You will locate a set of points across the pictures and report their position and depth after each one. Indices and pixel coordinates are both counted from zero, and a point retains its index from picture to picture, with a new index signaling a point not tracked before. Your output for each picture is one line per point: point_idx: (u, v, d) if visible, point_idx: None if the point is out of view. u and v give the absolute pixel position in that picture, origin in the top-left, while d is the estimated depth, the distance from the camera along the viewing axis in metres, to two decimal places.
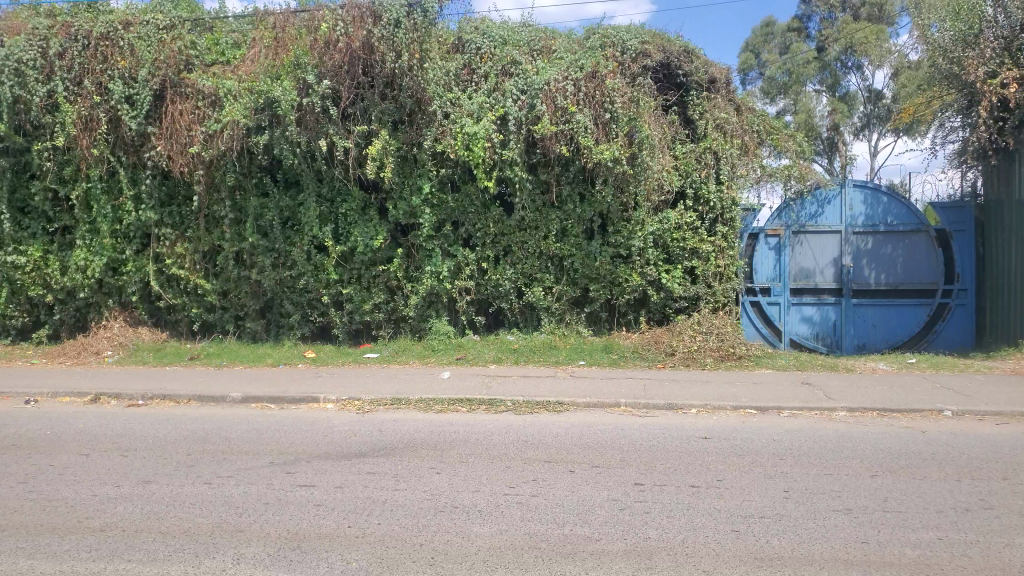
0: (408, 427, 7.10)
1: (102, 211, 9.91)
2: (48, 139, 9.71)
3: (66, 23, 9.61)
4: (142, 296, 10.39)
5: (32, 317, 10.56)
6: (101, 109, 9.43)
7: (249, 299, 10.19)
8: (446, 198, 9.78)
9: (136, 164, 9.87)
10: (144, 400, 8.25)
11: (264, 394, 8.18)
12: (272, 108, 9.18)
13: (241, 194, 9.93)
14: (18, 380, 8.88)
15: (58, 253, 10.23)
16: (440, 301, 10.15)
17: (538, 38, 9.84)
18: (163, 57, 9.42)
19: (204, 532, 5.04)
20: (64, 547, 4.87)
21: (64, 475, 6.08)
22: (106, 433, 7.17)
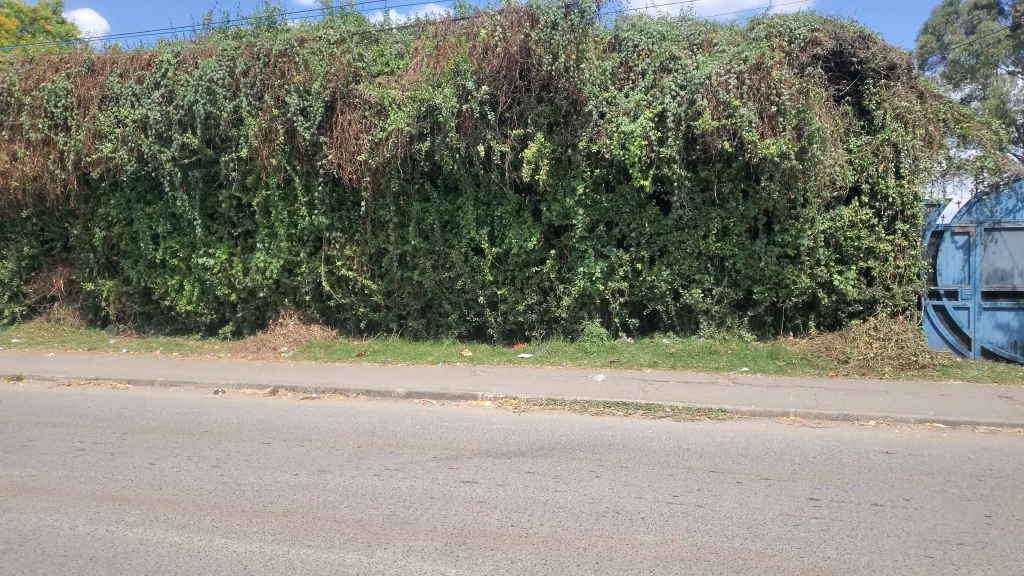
0: (566, 429, 7.08)
1: (279, 216, 10.59)
2: (234, 151, 10.54)
3: (250, 43, 10.44)
4: (314, 296, 11.04)
5: (219, 314, 11.49)
6: (279, 121, 10.13)
7: (411, 299, 10.60)
8: (600, 199, 9.68)
9: (310, 172, 10.47)
10: (317, 393, 8.78)
11: (427, 390, 8.46)
12: (433, 115, 9.58)
13: (405, 199, 10.35)
14: (209, 372, 9.72)
15: (241, 255, 11.04)
16: (594, 303, 10.06)
17: (698, 32, 9.58)
18: (333, 70, 9.97)
19: (375, 522, 5.25)
20: (252, 528, 5.24)
21: (250, 461, 6.57)
22: (284, 423, 7.67)
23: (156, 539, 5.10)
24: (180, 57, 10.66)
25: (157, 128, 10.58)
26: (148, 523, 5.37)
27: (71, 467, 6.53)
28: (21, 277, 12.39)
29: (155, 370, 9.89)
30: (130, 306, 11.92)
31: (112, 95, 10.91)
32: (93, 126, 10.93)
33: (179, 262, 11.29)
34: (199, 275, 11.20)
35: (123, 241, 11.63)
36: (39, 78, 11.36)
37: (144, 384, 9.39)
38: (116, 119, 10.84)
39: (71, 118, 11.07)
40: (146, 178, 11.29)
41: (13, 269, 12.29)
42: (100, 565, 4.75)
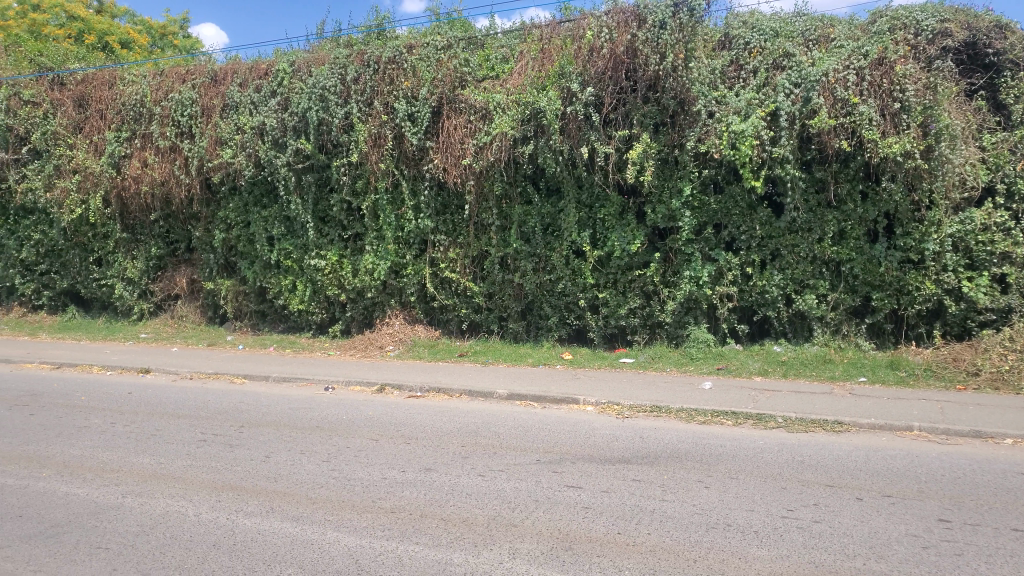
0: (672, 436, 6.93)
1: (388, 220, 10.88)
2: (345, 156, 10.86)
3: (361, 51, 10.81)
4: (419, 297, 11.27)
5: (329, 314, 11.90)
6: (388, 127, 10.43)
7: (512, 301, 10.65)
8: (708, 200, 9.43)
9: (416, 176, 10.70)
10: (422, 391, 8.95)
11: (529, 392, 8.45)
12: (537, 118, 9.60)
13: (508, 202, 10.40)
14: (318, 369, 10.06)
15: (350, 257, 11.38)
16: (700, 307, 9.81)
17: (814, 28, 9.23)
18: (440, 76, 10.19)
19: (481, 523, 5.28)
20: (362, 523, 5.37)
21: (358, 457, 6.74)
22: (391, 421, 7.84)
23: (272, 529, 5.31)
24: (296, 67, 11.15)
25: (273, 135, 11.06)
26: (265, 513, 5.59)
27: (194, 456, 6.90)
28: (149, 277, 13.18)
29: (270, 366, 10.32)
30: (247, 305, 12.51)
31: (233, 104, 11.51)
32: (215, 133, 11.55)
33: (292, 263, 11.74)
34: (310, 275, 11.62)
35: (240, 242, 12.18)
36: (168, 89, 12.15)
37: (260, 379, 9.83)
38: (236, 126, 11.45)
39: (196, 126, 11.75)
40: (262, 182, 11.77)
41: (142, 269, 13.07)
42: (221, 552, 4.98)
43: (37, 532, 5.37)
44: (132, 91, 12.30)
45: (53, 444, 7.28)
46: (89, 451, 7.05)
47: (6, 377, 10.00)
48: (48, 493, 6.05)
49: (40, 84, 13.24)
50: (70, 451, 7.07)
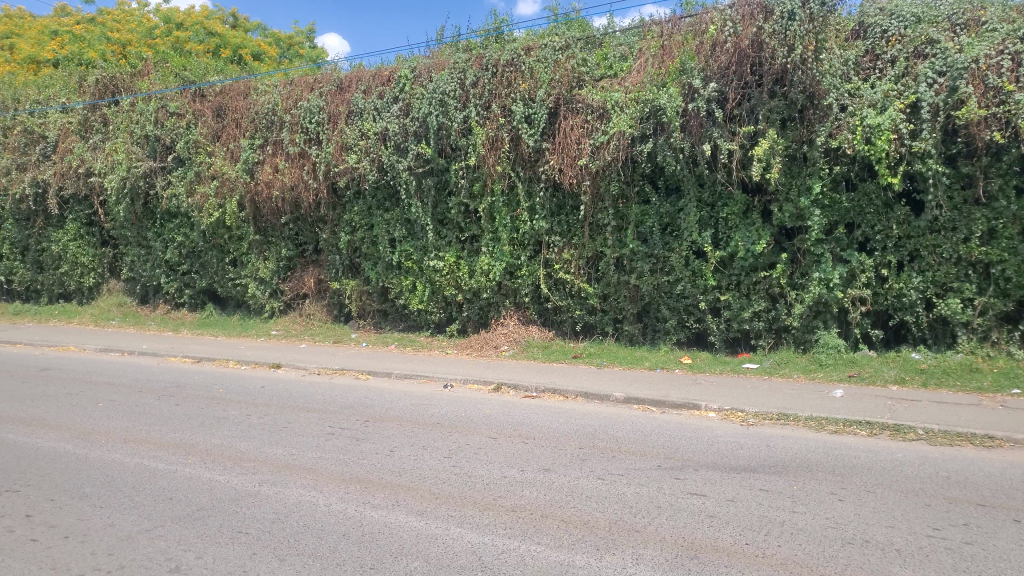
0: (801, 446, 6.63)
1: (503, 221, 10.99)
2: (463, 159, 11.08)
3: (480, 55, 10.98)
4: (533, 298, 11.29)
5: (446, 313, 12.12)
6: (505, 129, 10.57)
7: (628, 303, 10.49)
8: (839, 198, 9.01)
9: (532, 178, 10.76)
10: (538, 392, 8.95)
11: (647, 396, 8.30)
12: (656, 116, 9.46)
13: (624, 203, 10.27)
14: (437, 367, 10.28)
15: (467, 259, 11.58)
16: (830, 311, 9.33)
17: (962, 11, 8.61)
18: (557, 77, 10.22)
19: (602, 527, 5.21)
20: (485, 520, 5.42)
21: (478, 454, 6.83)
22: (508, 420, 7.90)
23: (398, 523, 5.44)
24: (416, 73, 11.44)
25: (395, 140, 11.43)
26: (390, 506, 5.75)
27: (323, 449, 7.20)
28: (279, 276, 13.86)
29: (391, 363, 10.63)
30: (370, 304, 12.95)
31: (357, 111, 11.91)
32: (341, 140, 12.03)
33: (412, 265, 12.05)
34: (429, 276, 11.90)
35: (364, 244, 12.62)
36: (297, 97, 12.75)
37: (383, 375, 10.16)
38: (360, 132, 11.86)
39: (323, 132, 12.27)
40: (384, 186, 12.14)
41: (273, 269, 13.77)
42: (351, 542, 5.16)
43: (185, 514, 5.74)
44: (266, 100, 12.98)
45: (197, 433, 7.78)
46: (228, 441, 7.49)
47: (155, 369, 10.78)
48: (193, 478, 6.47)
49: (184, 96, 14.17)
50: (212, 440, 7.54)
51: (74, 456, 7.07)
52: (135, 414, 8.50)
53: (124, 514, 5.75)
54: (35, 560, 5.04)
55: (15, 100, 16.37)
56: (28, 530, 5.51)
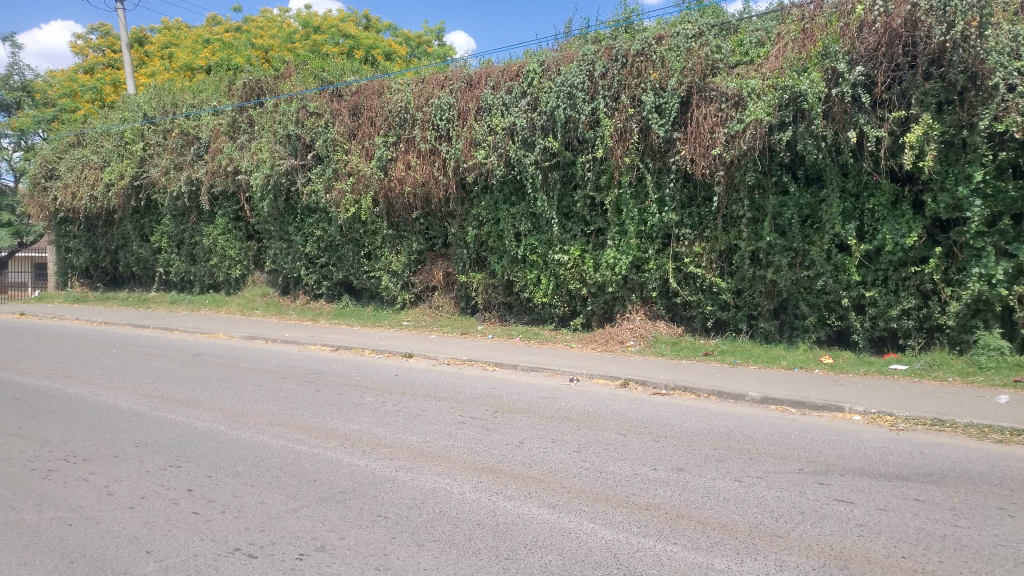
0: (961, 455, 6.14)
1: (631, 214, 10.82)
2: (590, 152, 11.00)
3: (609, 46, 10.83)
4: (661, 293, 11.07)
5: (571, 307, 12.08)
6: (634, 120, 10.41)
7: (763, 299, 10.09)
8: (1005, 186, 8.36)
9: (662, 169, 10.57)
10: (667, 390, 8.76)
11: (785, 397, 7.95)
12: (797, 102, 9.04)
13: (760, 193, 9.89)
14: (563, 360, 10.28)
15: (593, 252, 11.49)
16: (992, 310, 8.61)
17: None
18: (689, 65, 9.93)
19: (742, 530, 5.02)
20: (618, 517, 5.36)
21: (608, 450, 6.77)
22: (638, 416, 7.79)
23: (531, 515, 5.47)
24: (545, 66, 11.43)
25: (523, 135, 11.51)
26: (522, 498, 5.80)
27: (455, 437, 7.37)
28: (410, 269, 14.28)
29: (518, 355, 10.73)
30: (495, 297, 13.10)
31: (486, 106, 12.08)
32: (470, 135, 12.22)
33: (537, 258, 12.11)
34: (554, 269, 11.90)
35: (491, 238, 12.79)
36: (429, 95, 13.03)
37: (510, 368, 10.25)
38: (488, 128, 12.04)
39: (453, 129, 12.52)
40: (511, 180, 12.26)
41: (404, 262, 14.21)
42: (486, 531, 5.23)
43: (329, 496, 6.02)
44: (398, 98, 13.35)
45: (336, 418, 8.15)
46: (365, 427, 7.80)
47: (296, 356, 11.39)
48: (335, 462, 6.77)
49: (323, 96, 14.81)
50: (350, 425, 7.88)
51: (228, 436, 7.56)
52: (280, 399, 9.00)
53: (274, 493, 6.09)
54: (197, 532, 5.42)
55: (173, 105, 17.66)
56: (190, 503, 5.94)
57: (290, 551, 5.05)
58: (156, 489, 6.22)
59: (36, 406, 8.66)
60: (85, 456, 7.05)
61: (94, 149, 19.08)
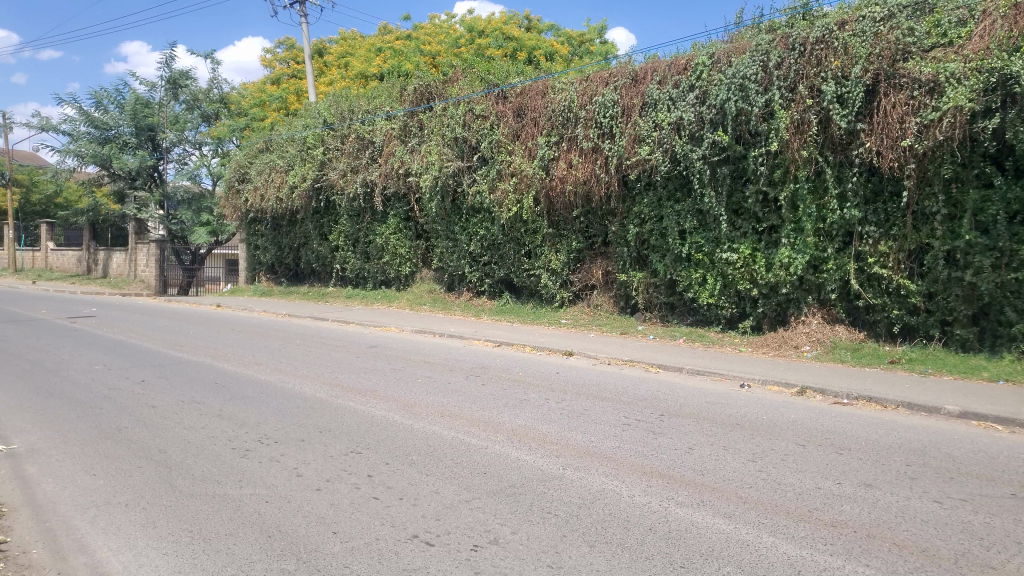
0: None
1: (807, 210, 10.25)
2: (763, 145, 10.52)
3: (786, 34, 10.27)
4: (840, 295, 10.40)
5: (739, 308, 11.62)
6: (812, 111, 9.85)
7: (960, 304, 9.21)
8: None
9: (843, 162, 9.98)
10: (849, 399, 8.19)
11: (989, 413, 7.20)
12: (1006, 86, 8.38)
13: (958, 186, 9.14)
14: (732, 365, 9.88)
15: (764, 251, 10.99)
16: None
17: None
18: (877, 50, 9.24)
19: (946, 558, 4.57)
20: (800, 533, 5.05)
21: (786, 461, 6.41)
22: (817, 426, 7.34)
23: (705, 523, 5.29)
24: (715, 58, 11.02)
25: (690, 129, 11.18)
26: (696, 505, 5.61)
27: (621, 439, 7.28)
28: (570, 268, 14.30)
29: (684, 358, 10.42)
30: (657, 297, 12.85)
31: (651, 102, 11.82)
32: (635, 132, 12.03)
33: (703, 256, 11.75)
34: (721, 269, 11.50)
35: (653, 236, 12.56)
36: (593, 92, 12.91)
37: (674, 370, 10.00)
38: (653, 123, 11.75)
39: (617, 126, 12.37)
40: (677, 177, 11.98)
41: (563, 261, 14.25)
42: (658, 537, 5.11)
43: (499, 489, 6.12)
44: (562, 98, 13.33)
45: (503, 413, 8.31)
46: (531, 423, 7.90)
47: (461, 351, 11.73)
48: (503, 456, 6.90)
49: (488, 98, 15.07)
50: (516, 421, 8.00)
51: (402, 426, 7.91)
52: (448, 391, 9.31)
53: (447, 483, 6.28)
54: (377, 516, 5.69)
55: (349, 111, 18.66)
56: (370, 488, 6.24)
57: (465, 542, 5.17)
58: (340, 473, 6.59)
59: (233, 391, 9.46)
60: (276, 438, 7.61)
61: (280, 154, 20.62)
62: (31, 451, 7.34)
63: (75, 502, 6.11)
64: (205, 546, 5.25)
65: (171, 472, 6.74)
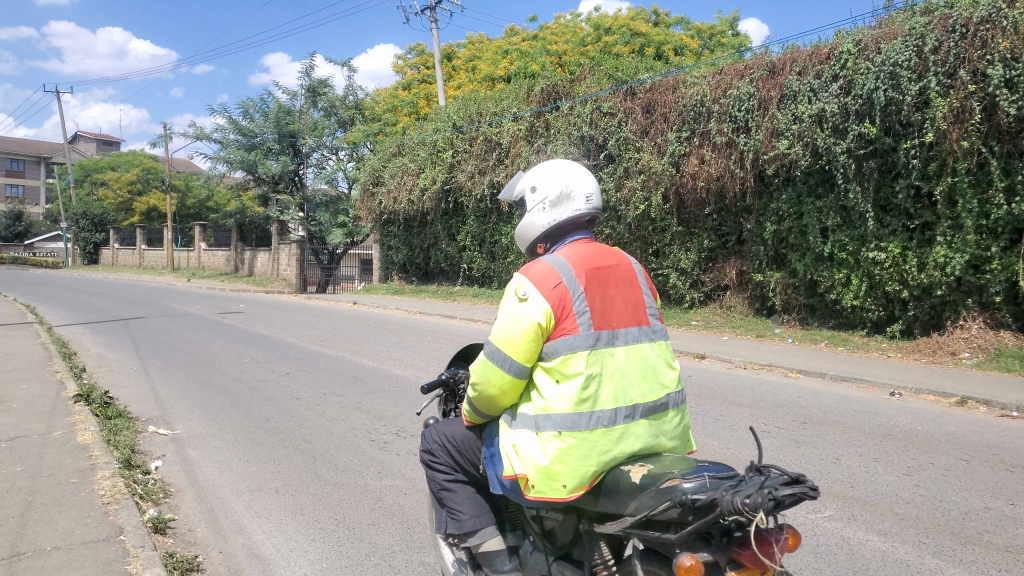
0: None
1: (968, 205, 9.57)
2: (916, 136, 9.87)
3: (945, 15, 9.47)
4: (1007, 297, 9.69)
5: (887, 311, 10.92)
6: (974, 98, 9.14)
7: None
8: None
9: (1012, 152, 9.28)
10: (1018, 413, 7.49)
11: None
12: None
13: None
14: (880, 371, 9.28)
15: (916, 250, 10.25)
16: None
17: None
18: None
19: None
20: (969, 556, 4.64)
21: (947, 476, 5.92)
22: (982, 441, 6.75)
23: (857, 539, 4.96)
24: (861, 45, 10.38)
25: (833, 121, 10.68)
26: (846, 520, 5.27)
27: (761, 447, 6.97)
28: (701, 267, 13.96)
29: (826, 363, 9.89)
30: (796, 298, 12.30)
31: (790, 94, 11.33)
32: (772, 125, 11.57)
33: (847, 255, 11.13)
34: (867, 269, 10.89)
35: (792, 234, 12.04)
36: (726, 86, 12.47)
37: (815, 376, 9.48)
38: (792, 116, 11.27)
39: (752, 119, 11.92)
40: (818, 171, 11.41)
41: (694, 260, 13.93)
42: (806, 550, 4.84)
43: None
44: (694, 92, 12.94)
45: None
46: None
47: None
48: None
49: (617, 96, 14.88)
50: None
51: None
52: None
53: None
54: None
55: (478, 113, 18.97)
56: None
57: None
58: None
59: (370, 385, 9.81)
60: (412, 432, 7.81)
61: (412, 157, 21.25)
62: (192, 436, 7.90)
63: (232, 485, 6.51)
64: (349, 535, 5.44)
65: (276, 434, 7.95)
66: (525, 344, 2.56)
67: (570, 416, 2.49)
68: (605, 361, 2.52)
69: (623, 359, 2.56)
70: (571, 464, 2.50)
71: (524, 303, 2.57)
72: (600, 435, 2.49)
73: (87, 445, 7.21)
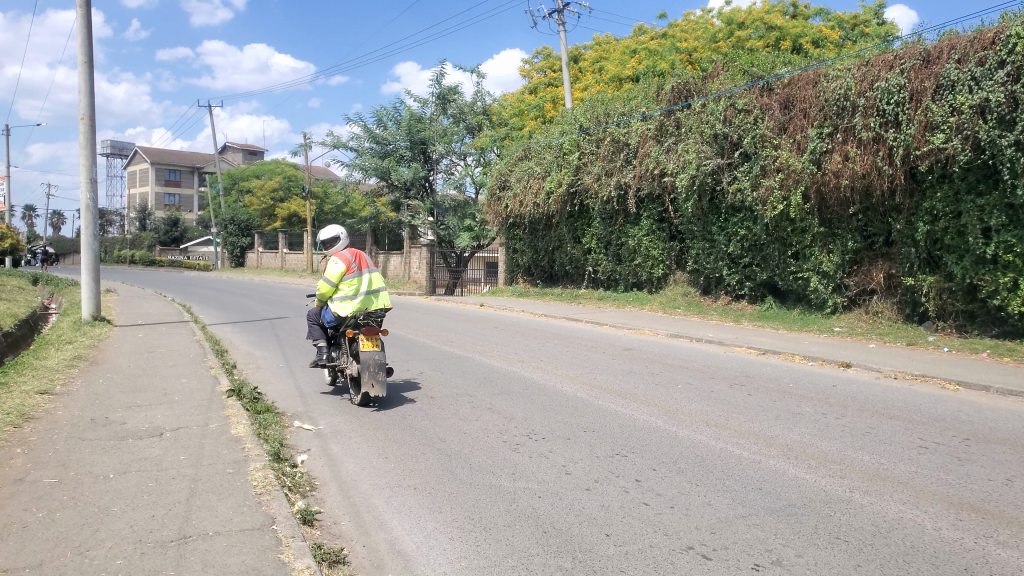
0: None
1: None
2: None
3: None
4: None
5: None
6: None
7: None
8: None
9: None
10: None
11: None
12: None
13: None
14: None
15: None
16: None
17: None
18: None
19: None
20: None
21: None
22: None
23: None
24: None
25: (999, 112, 9.89)
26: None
27: (919, 464, 6.48)
28: (844, 270, 13.22)
29: (989, 374, 9.13)
30: (952, 304, 11.43)
31: (947, 84, 10.61)
32: (926, 118, 10.84)
33: (1014, 258, 10.24)
34: None
35: (948, 235, 11.23)
36: (874, 78, 11.75)
37: (978, 389, 8.74)
38: (949, 108, 10.53)
39: (903, 112, 11.19)
40: (979, 167, 10.62)
41: (837, 263, 13.20)
42: None
43: (778, 507, 5.72)
44: (836, 85, 12.24)
45: (775, 426, 7.80)
46: (807, 438, 7.33)
47: (721, 357, 11.29)
48: (779, 472, 6.45)
49: (752, 92, 14.39)
50: (790, 435, 7.46)
51: (667, 432, 7.73)
52: (711, 399, 8.95)
53: (720, 496, 5.99)
54: (650, 523, 5.57)
55: (605, 115, 18.86)
56: (640, 493, 6.15)
57: (746, 560, 4.87)
58: (607, 475, 6.58)
59: (500, 386, 9.89)
60: (544, 435, 7.81)
61: (538, 160, 21.34)
62: (334, 433, 8.24)
63: (372, 481, 6.73)
64: (486, 535, 5.48)
65: (408, 423, 8.56)
66: (338, 276, 8.19)
67: (347, 296, 8.20)
68: (356, 283, 8.22)
69: (363, 277, 8.33)
70: (350, 306, 8.17)
71: (337, 265, 8.21)
72: (354, 301, 8.18)
73: (240, 438, 7.65)
